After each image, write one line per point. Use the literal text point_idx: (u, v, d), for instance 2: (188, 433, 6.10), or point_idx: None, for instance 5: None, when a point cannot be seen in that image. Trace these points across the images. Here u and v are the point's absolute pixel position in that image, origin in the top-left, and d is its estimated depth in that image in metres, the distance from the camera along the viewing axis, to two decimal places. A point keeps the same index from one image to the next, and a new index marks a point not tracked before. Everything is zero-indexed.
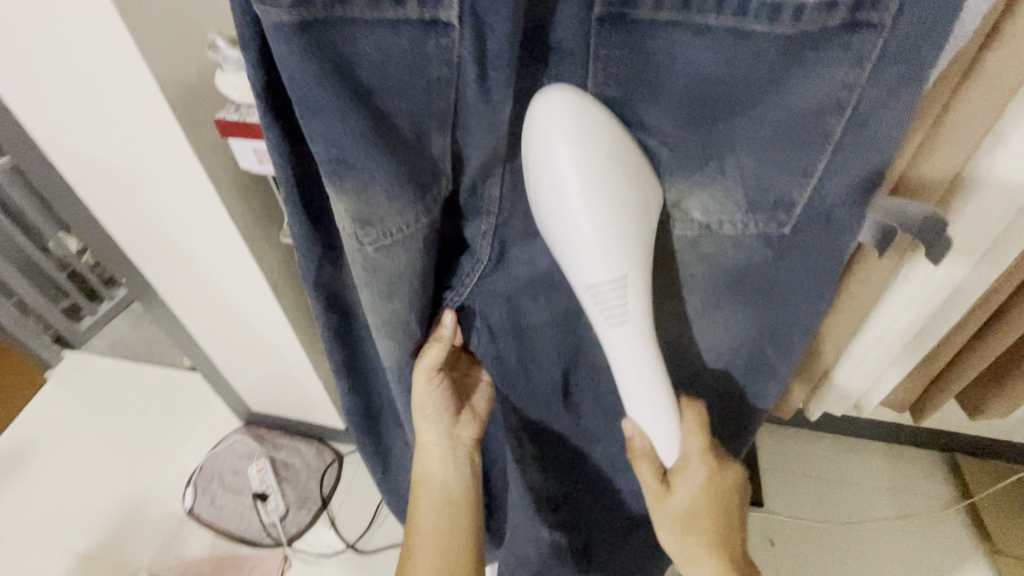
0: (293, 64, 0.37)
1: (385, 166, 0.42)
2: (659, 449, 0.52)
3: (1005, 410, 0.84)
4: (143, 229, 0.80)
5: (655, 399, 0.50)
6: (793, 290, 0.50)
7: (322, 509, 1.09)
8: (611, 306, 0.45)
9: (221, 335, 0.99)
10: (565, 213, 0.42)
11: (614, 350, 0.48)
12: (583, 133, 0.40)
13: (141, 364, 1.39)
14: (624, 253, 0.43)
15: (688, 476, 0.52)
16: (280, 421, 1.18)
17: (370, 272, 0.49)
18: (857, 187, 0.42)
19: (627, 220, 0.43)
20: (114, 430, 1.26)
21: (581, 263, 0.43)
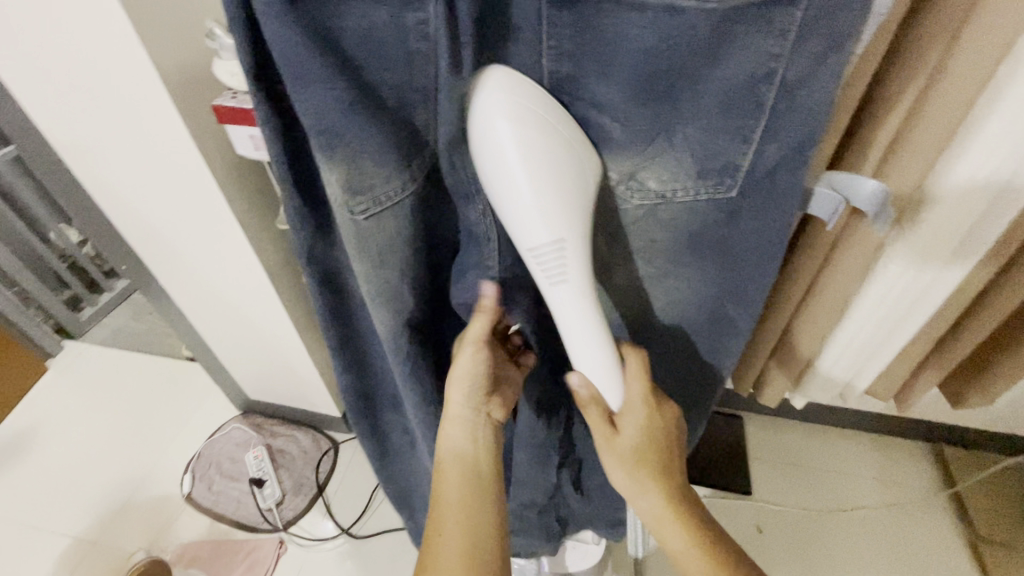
0: (284, 33, 0.36)
1: (377, 138, 0.41)
2: (605, 394, 0.51)
3: (986, 399, 0.85)
4: (137, 221, 0.82)
5: (603, 355, 0.49)
6: (744, 256, 0.50)
7: (318, 494, 1.12)
8: (553, 268, 0.43)
9: (217, 326, 1.01)
10: (504, 180, 0.41)
11: (561, 313, 0.47)
12: (523, 112, 0.40)
13: (142, 354, 1.42)
14: (566, 213, 0.42)
15: (631, 417, 0.52)
16: (277, 410, 1.21)
17: (362, 251, 0.47)
18: (789, 153, 0.42)
19: (571, 195, 0.42)
20: (116, 418, 1.29)
21: (521, 226, 0.42)
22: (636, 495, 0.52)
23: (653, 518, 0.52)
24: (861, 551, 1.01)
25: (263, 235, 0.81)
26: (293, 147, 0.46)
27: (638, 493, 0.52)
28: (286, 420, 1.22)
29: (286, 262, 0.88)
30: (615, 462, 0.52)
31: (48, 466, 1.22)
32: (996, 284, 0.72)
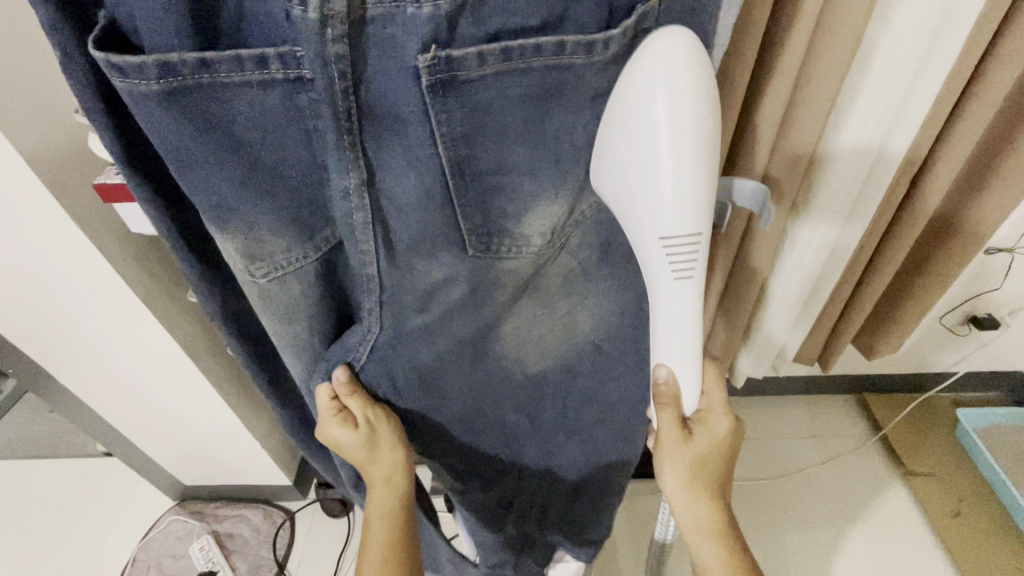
0: (160, 121, 0.33)
1: (275, 208, 0.39)
2: (687, 393, 0.45)
3: (893, 346, 0.94)
4: (26, 318, 0.73)
5: (691, 343, 0.43)
6: None
7: (279, 573, 1.04)
8: (679, 257, 0.39)
9: (137, 413, 0.91)
10: (646, 154, 0.36)
11: (664, 308, 0.42)
12: (695, 88, 0.35)
13: (45, 459, 1.25)
14: (702, 203, 0.37)
15: (705, 428, 0.50)
16: (219, 491, 1.11)
17: (268, 312, 0.43)
18: None
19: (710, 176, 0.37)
20: (25, 539, 1.13)
21: (650, 207, 0.38)
22: (684, 497, 0.52)
23: (693, 519, 0.53)
24: (812, 507, 1.09)
25: (175, 310, 0.75)
26: (179, 212, 0.42)
27: (688, 496, 0.52)
28: (230, 499, 1.12)
29: (203, 334, 0.81)
30: (681, 472, 0.51)
31: None
32: (883, 243, 0.81)
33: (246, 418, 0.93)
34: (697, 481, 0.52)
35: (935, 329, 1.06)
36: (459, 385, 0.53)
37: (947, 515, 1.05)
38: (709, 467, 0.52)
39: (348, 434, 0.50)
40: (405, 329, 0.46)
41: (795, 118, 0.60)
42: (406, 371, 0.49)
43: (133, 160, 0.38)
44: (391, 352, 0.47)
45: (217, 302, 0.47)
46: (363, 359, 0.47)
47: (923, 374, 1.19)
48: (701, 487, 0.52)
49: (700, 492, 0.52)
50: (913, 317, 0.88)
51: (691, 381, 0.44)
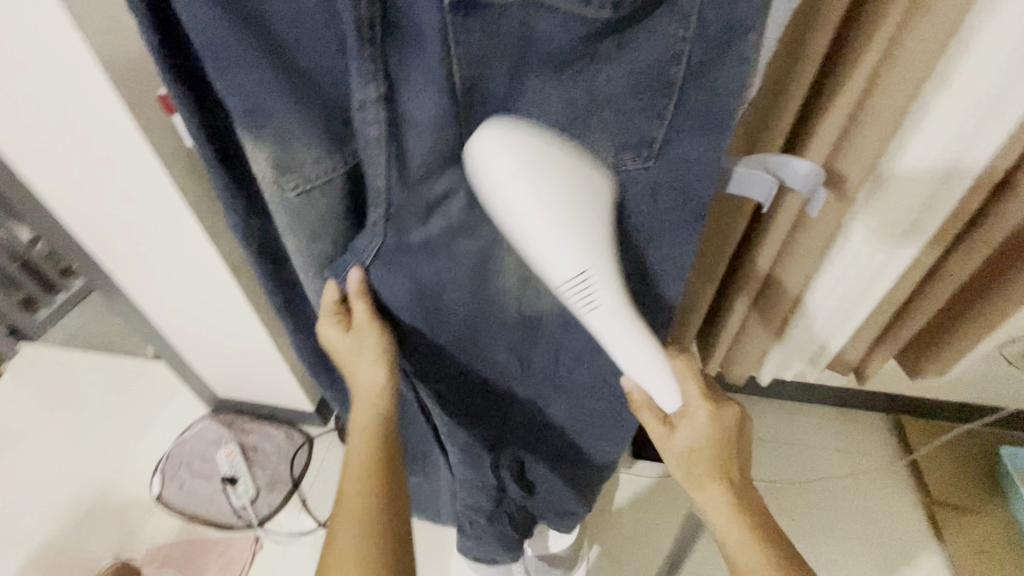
0: (199, 12, 0.34)
1: (305, 118, 0.39)
2: (659, 398, 0.48)
3: (941, 367, 0.88)
4: (91, 220, 0.78)
5: (641, 348, 0.45)
6: (673, 238, 0.48)
7: (293, 490, 1.10)
8: (589, 297, 0.41)
9: (182, 324, 0.98)
10: (525, 229, 0.39)
11: (601, 335, 0.44)
12: (529, 161, 0.37)
13: (103, 354, 1.37)
14: (591, 243, 0.40)
15: (733, 411, 0.52)
16: (249, 406, 1.18)
17: (293, 228, 0.45)
18: (704, 133, 0.41)
19: (586, 221, 0.40)
20: (77, 421, 1.24)
21: (550, 265, 0.40)
22: (693, 485, 0.51)
23: (717, 507, 0.50)
24: (821, 516, 1.06)
25: (222, 229, 0.79)
26: (214, 122, 0.44)
27: (695, 485, 0.51)
28: (258, 416, 1.19)
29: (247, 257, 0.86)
30: (701, 455, 0.50)
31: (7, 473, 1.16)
32: (948, 256, 0.75)
33: (278, 341, 0.98)
34: (715, 473, 0.50)
35: (992, 359, 0.99)
36: (456, 309, 0.54)
37: (968, 553, 0.99)
38: (736, 459, 0.51)
39: (338, 336, 0.53)
40: (408, 243, 0.47)
41: (868, 108, 0.55)
42: (406, 289, 0.51)
43: (172, 63, 0.39)
44: (393, 264, 0.49)
45: (238, 215, 0.49)
46: (368, 261, 0.47)
47: (969, 405, 1.11)
48: (706, 475, 0.50)
49: (709, 481, 0.50)
50: (971, 338, 0.81)
51: (659, 386, 0.47)
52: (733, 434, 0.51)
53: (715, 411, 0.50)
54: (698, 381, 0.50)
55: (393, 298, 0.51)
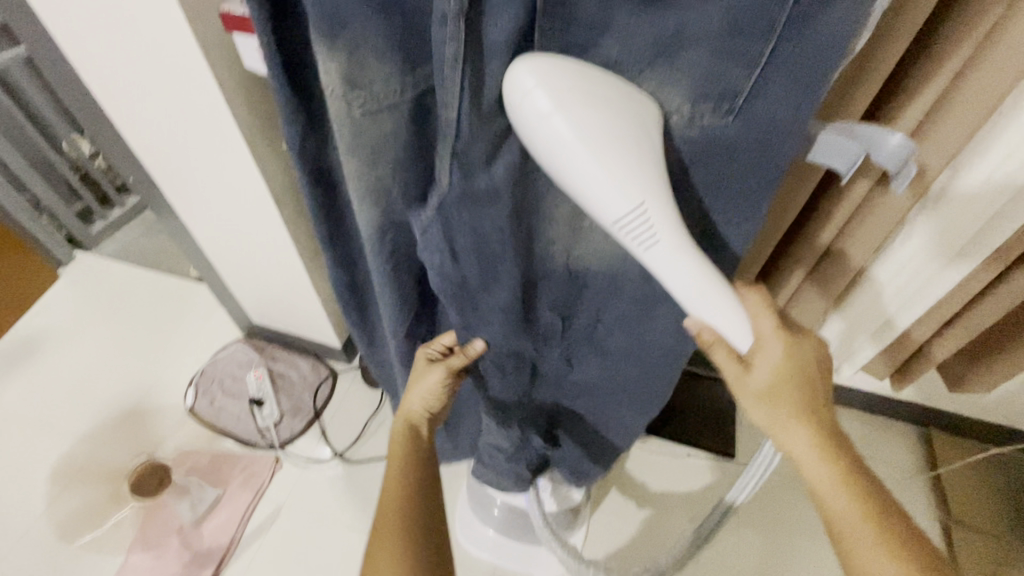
0: None
1: (382, 30, 0.39)
2: (730, 335, 0.46)
3: (986, 384, 0.83)
4: (147, 135, 0.81)
5: (699, 286, 0.43)
6: (735, 195, 0.46)
7: (314, 419, 1.14)
8: (641, 234, 0.39)
9: (224, 247, 1.01)
10: (566, 162, 0.37)
11: (660, 274, 0.42)
12: (561, 95, 0.36)
13: (149, 270, 1.44)
14: (640, 173, 0.37)
15: (806, 342, 0.51)
16: (280, 335, 1.23)
17: (355, 146, 0.45)
18: (793, 86, 0.38)
19: (629, 147, 0.37)
20: (122, 329, 1.32)
21: (594, 202, 0.38)
22: (778, 426, 0.49)
23: (800, 448, 0.48)
24: None
25: (268, 156, 0.80)
26: (285, 39, 0.43)
27: (781, 425, 0.49)
28: (288, 345, 1.24)
29: (291, 187, 0.87)
30: (788, 393, 0.48)
31: (59, 367, 1.25)
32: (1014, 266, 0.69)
33: (313, 274, 1.00)
34: (803, 412, 0.48)
35: None
36: (507, 272, 0.52)
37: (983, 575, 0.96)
38: (820, 395, 0.50)
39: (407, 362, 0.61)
40: (473, 187, 0.45)
41: (958, 93, 0.51)
42: (467, 241, 0.49)
43: None
44: (458, 208, 0.47)
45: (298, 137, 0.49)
46: (431, 215, 0.48)
47: (1009, 428, 1.06)
48: (790, 412, 0.48)
49: (793, 418, 0.48)
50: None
51: (729, 325, 0.45)
52: (812, 368, 0.50)
53: (790, 345, 0.49)
54: (772, 317, 0.49)
55: (448, 251, 0.50)
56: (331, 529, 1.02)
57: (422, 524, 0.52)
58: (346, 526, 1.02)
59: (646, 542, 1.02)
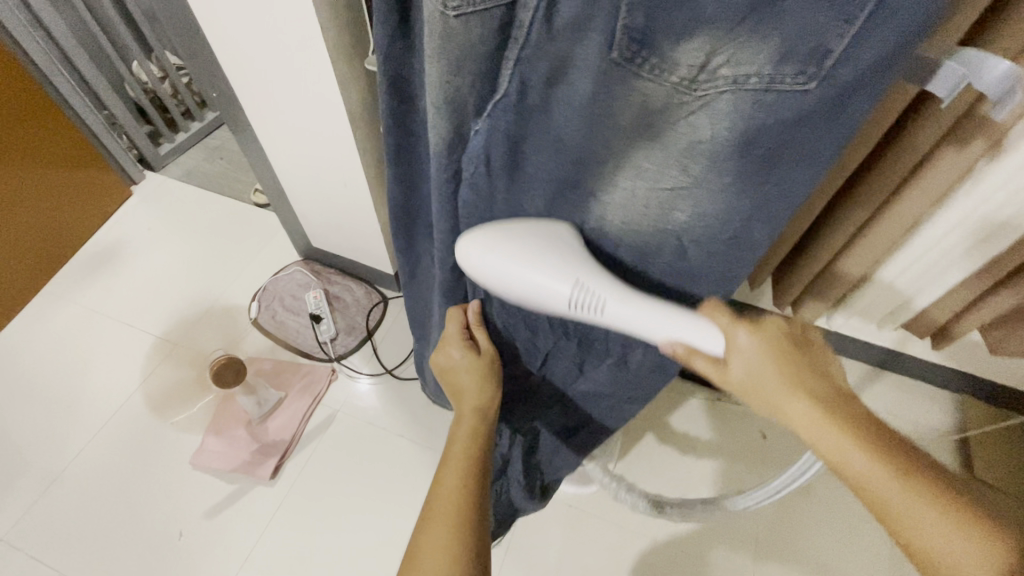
0: None
1: None
2: (696, 342, 0.49)
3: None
4: (235, 48, 0.85)
5: (659, 319, 0.50)
6: (789, 167, 0.42)
7: (367, 337, 1.23)
8: (586, 302, 0.51)
9: (295, 168, 1.07)
10: (520, 281, 0.52)
11: (623, 323, 0.51)
12: (492, 245, 0.53)
13: (214, 193, 1.52)
14: (562, 266, 0.51)
15: (771, 323, 0.49)
16: (337, 261, 1.30)
17: (440, 52, 0.42)
18: (899, 47, 0.33)
19: (552, 254, 0.52)
20: (191, 244, 1.41)
21: (546, 292, 0.52)
22: (814, 431, 0.44)
23: (846, 457, 0.42)
24: None
25: (346, 75, 0.83)
26: None
27: (818, 431, 0.43)
28: (343, 271, 1.32)
29: (364, 110, 0.91)
30: (768, 380, 0.46)
31: (136, 275, 1.36)
32: None
33: (376, 199, 1.06)
34: (790, 386, 0.46)
35: None
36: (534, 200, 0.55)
37: None
38: (805, 371, 0.46)
39: (457, 357, 0.67)
40: (550, 102, 0.45)
41: None
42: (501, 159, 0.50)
43: None
44: (499, 119, 0.47)
45: (387, 34, 0.48)
46: (479, 122, 0.48)
47: None
48: (800, 397, 0.45)
49: (817, 421, 0.44)
50: None
51: (691, 332, 0.49)
52: (789, 340, 0.48)
53: (755, 333, 0.48)
54: (726, 312, 0.49)
55: (482, 167, 0.51)
56: (380, 435, 1.12)
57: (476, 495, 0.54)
58: (394, 434, 1.12)
59: (671, 472, 1.09)
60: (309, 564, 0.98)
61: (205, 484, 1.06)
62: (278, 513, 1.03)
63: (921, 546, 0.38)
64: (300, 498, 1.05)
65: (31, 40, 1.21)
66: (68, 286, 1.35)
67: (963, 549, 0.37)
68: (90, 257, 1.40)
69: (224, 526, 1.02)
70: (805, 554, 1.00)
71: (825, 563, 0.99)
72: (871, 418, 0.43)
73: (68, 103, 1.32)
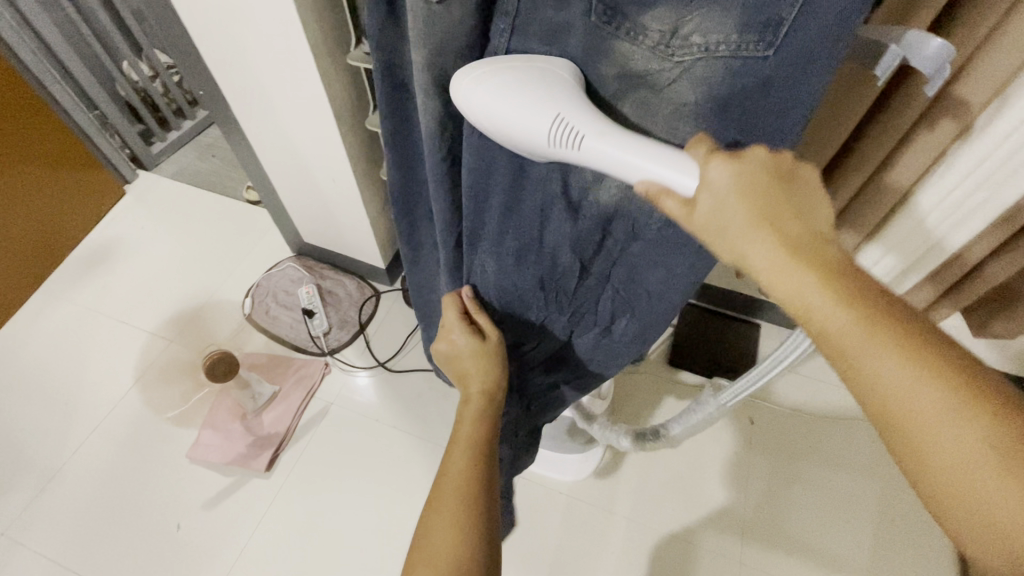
0: None
1: None
2: (671, 179, 0.37)
3: (1008, 330, 0.86)
4: (220, 46, 0.85)
5: (640, 154, 0.38)
6: (767, 138, 0.41)
7: (359, 331, 1.24)
8: (563, 135, 0.40)
9: (284, 165, 1.07)
10: (499, 111, 0.41)
11: (603, 166, 0.40)
12: (480, 77, 0.42)
13: (206, 191, 1.53)
14: (540, 93, 0.40)
15: (761, 152, 0.36)
16: (328, 256, 1.31)
17: (424, 39, 0.44)
18: (849, 14, 0.33)
19: (538, 76, 0.41)
20: (184, 243, 1.42)
21: (525, 125, 0.41)
22: (801, 305, 0.33)
23: (848, 344, 0.32)
24: (837, 449, 1.10)
25: (329, 69, 0.83)
26: None
27: (802, 305, 0.33)
28: (336, 266, 1.33)
29: (349, 103, 0.91)
30: (736, 216, 0.36)
31: (130, 273, 1.37)
32: None
33: (364, 193, 1.06)
34: (756, 219, 0.35)
35: None
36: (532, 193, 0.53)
37: None
38: (786, 209, 0.35)
39: (464, 344, 0.65)
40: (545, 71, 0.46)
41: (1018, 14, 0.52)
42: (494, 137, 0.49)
43: None
44: None
45: (376, 22, 0.49)
46: None
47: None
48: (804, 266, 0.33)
49: (802, 276, 0.33)
50: None
51: (670, 169, 0.37)
52: (785, 167, 0.36)
53: (734, 164, 0.36)
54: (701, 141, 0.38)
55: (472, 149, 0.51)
56: (374, 426, 1.13)
57: (483, 499, 0.53)
58: (388, 425, 1.13)
59: (666, 460, 1.10)
60: (304, 553, 1.00)
61: (202, 477, 1.08)
62: (273, 504, 1.05)
63: (892, 416, 0.31)
64: (296, 489, 1.06)
65: (18, 39, 1.20)
66: (64, 285, 1.36)
67: (954, 422, 0.29)
68: (84, 257, 1.41)
69: (221, 517, 1.04)
70: (792, 536, 1.01)
71: (812, 544, 1.00)
72: (848, 265, 0.34)
73: (58, 102, 1.32)
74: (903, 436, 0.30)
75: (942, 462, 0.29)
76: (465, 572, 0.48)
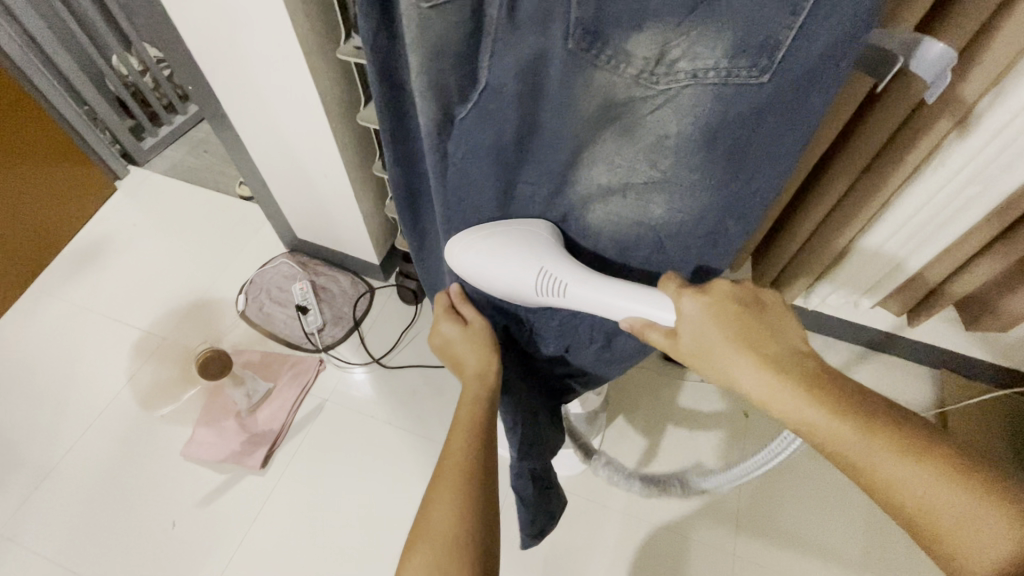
0: None
1: None
2: (650, 313, 0.51)
3: (1001, 325, 0.85)
4: (208, 41, 0.84)
5: (614, 294, 0.52)
6: (760, 151, 0.44)
7: (354, 328, 1.24)
8: (548, 285, 0.53)
9: (274, 160, 1.06)
10: (496, 280, 0.55)
11: (587, 305, 0.53)
12: (474, 246, 0.56)
13: (198, 186, 1.52)
14: (522, 258, 0.54)
15: (721, 283, 0.49)
16: (322, 252, 1.30)
17: (418, 47, 0.42)
18: (840, 44, 0.36)
19: (519, 246, 0.54)
20: (176, 239, 1.41)
21: (516, 285, 0.54)
22: (803, 424, 0.43)
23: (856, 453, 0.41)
24: None
25: (318, 63, 0.82)
26: None
27: (802, 423, 0.43)
28: (330, 262, 1.32)
29: (339, 98, 0.90)
30: (716, 341, 0.47)
31: (122, 270, 1.36)
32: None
33: (355, 188, 1.05)
34: (739, 345, 0.46)
35: None
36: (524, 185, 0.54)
37: None
38: (755, 330, 0.47)
39: (455, 330, 0.65)
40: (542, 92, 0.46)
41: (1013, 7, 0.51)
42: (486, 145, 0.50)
43: None
44: (480, 110, 0.47)
45: (373, 22, 0.48)
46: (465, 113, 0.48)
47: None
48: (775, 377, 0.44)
49: (785, 394, 0.44)
50: None
51: (639, 306, 0.51)
52: (742, 296, 0.48)
53: (700, 295, 0.49)
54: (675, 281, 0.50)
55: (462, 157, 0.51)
56: (368, 423, 1.13)
57: (478, 478, 0.53)
58: (382, 421, 1.13)
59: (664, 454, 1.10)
60: (300, 550, 1.00)
61: (196, 474, 1.08)
62: (268, 502, 1.05)
63: (917, 511, 0.39)
64: (290, 486, 1.06)
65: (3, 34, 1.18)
66: (55, 283, 1.35)
67: (957, 503, 0.38)
68: (75, 254, 1.40)
69: (215, 515, 1.04)
70: (784, 530, 1.02)
71: (803, 538, 1.01)
72: (820, 376, 0.44)
73: (46, 98, 1.30)
74: (924, 522, 0.39)
75: (964, 542, 0.38)
76: (458, 552, 0.49)
